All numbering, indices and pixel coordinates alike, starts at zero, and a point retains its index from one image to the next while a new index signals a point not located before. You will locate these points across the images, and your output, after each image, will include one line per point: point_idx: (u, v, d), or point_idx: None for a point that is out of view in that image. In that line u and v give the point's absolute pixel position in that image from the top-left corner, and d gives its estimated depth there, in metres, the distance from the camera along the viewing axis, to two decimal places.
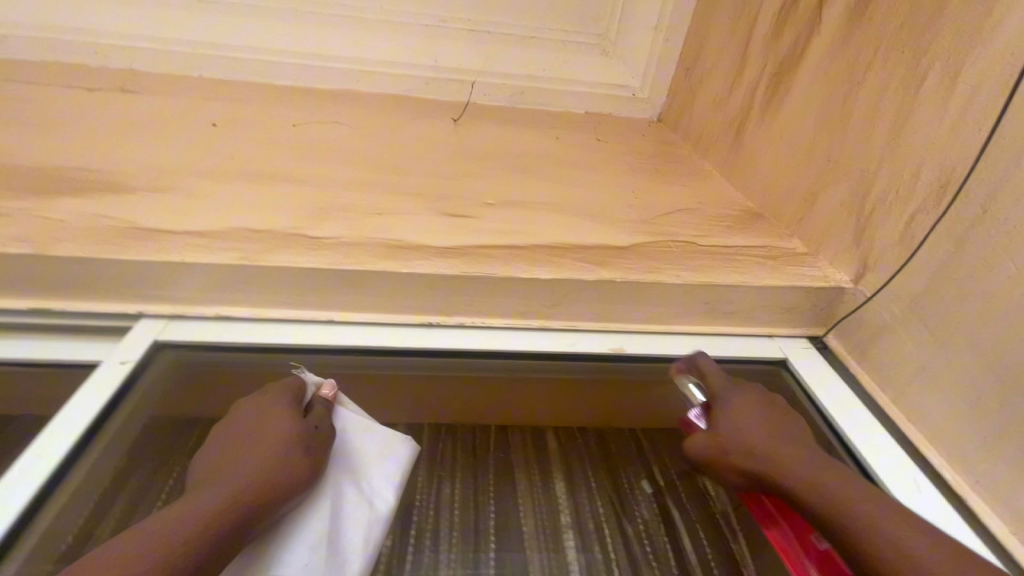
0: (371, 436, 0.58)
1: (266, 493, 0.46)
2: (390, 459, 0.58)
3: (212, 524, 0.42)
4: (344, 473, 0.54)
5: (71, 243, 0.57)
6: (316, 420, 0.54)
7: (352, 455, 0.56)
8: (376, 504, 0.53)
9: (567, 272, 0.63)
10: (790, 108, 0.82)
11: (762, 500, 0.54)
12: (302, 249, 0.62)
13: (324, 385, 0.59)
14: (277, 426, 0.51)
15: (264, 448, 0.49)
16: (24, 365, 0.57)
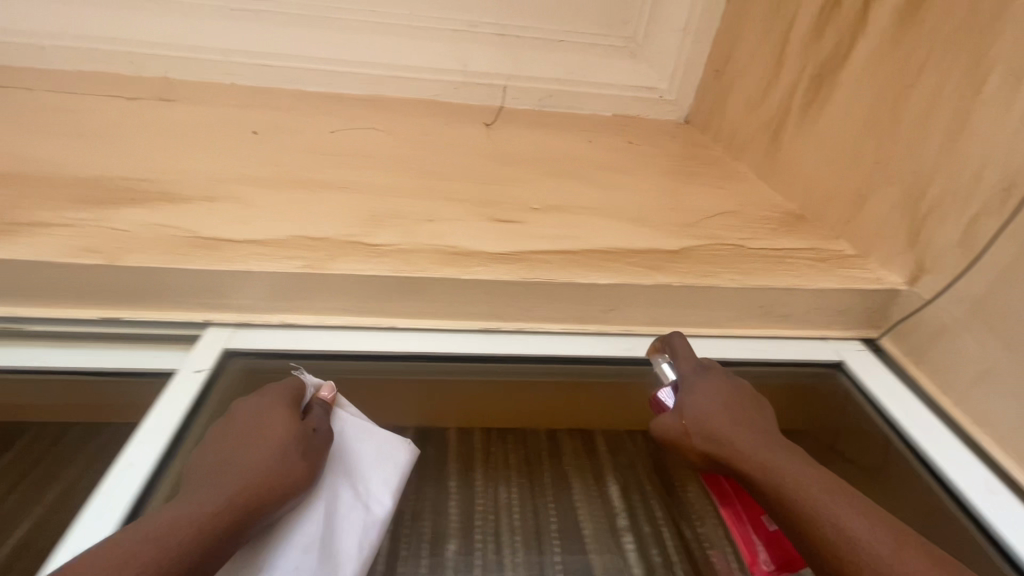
0: (371, 440, 0.56)
1: (259, 495, 0.45)
2: (390, 462, 0.56)
3: (204, 525, 0.41)
4: (340, 478, 0.52)
5: (140, 254, 0.58)
6: (315, 422, 0.53)
7: (349, 459, 0.54)
8: (372, 509, 0.52)
9: (625, 277, 0.64)
10: (834, 110, 0.82)
11: (721, 482, 0.60)
12: (363, 256, 0.62)
13: (323, 386, 0.58)
14: (274, 425, 0.50)
15: (259, 449, 0.48)
16: (100, 374, 0.59)
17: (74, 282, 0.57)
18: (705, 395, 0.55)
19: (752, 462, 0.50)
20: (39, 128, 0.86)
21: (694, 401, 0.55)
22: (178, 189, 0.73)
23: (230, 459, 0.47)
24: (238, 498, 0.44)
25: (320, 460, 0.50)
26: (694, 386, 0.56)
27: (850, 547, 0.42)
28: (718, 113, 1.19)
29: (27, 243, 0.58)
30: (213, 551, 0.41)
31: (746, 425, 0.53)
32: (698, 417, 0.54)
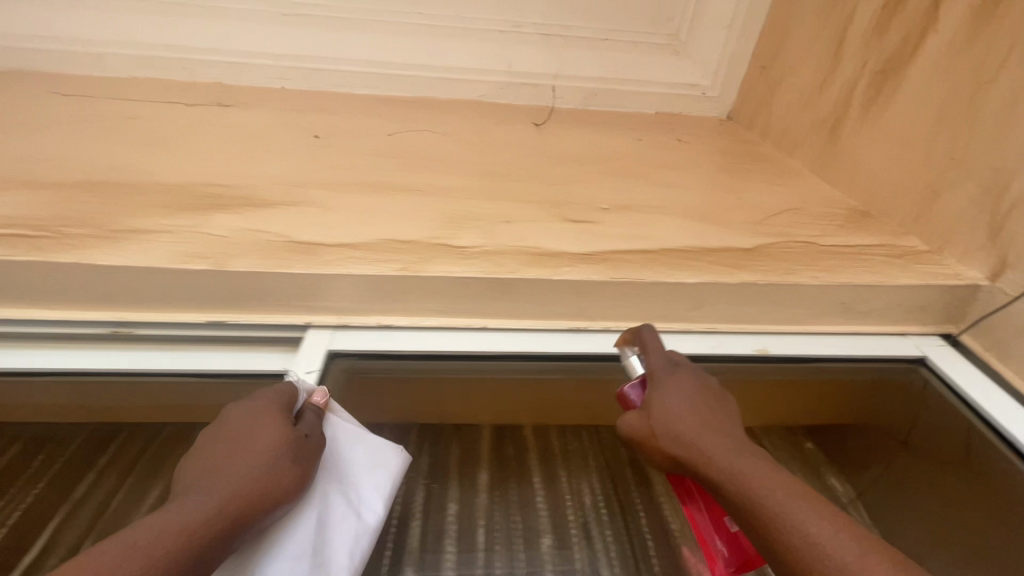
0: (364, 446, 0.56)
1: (250, 503, 0.44)
2: (381, 469, 0.55)
3: (192, 534, 0.39)
4: (332, 485, 0.52)
5: (243, 259, 0.60)
6: (307, 429, 0.52)
7: (340, 465, 0.54)
8: (364, 517, 0.51)
9: (710, 275, 0.65)
10: (900, 107, 0.82)
11: (683, 481, 0.55)
12: (451, 258, 0.64)
13: (316, 390, 0.57)
14: (266, 431, 0.48)
15: (250, 454, 0.46)
16: (212, 375, 0.61)
17: (182, 287, 0.59)
18: (674, 392, 0.54)
19: (719, 465, 0.47)
20: (111, 135, 0.88)
21: (666, 399, 0.53)
22: (259, 194, 0.74)
23: (218, 466, 0.45)
24: (229, 505, 0.42)
25: (310, 467, 0.50)
26: (664, 384, 0.55)
27: (812, 553, 0.39)
28: (765, 109, 1.19)
29: (134, 249, 0.59)
30: (203, 559, 0.39)
31: (712, 426, 0.51)
32: (666, 416, 0.52)
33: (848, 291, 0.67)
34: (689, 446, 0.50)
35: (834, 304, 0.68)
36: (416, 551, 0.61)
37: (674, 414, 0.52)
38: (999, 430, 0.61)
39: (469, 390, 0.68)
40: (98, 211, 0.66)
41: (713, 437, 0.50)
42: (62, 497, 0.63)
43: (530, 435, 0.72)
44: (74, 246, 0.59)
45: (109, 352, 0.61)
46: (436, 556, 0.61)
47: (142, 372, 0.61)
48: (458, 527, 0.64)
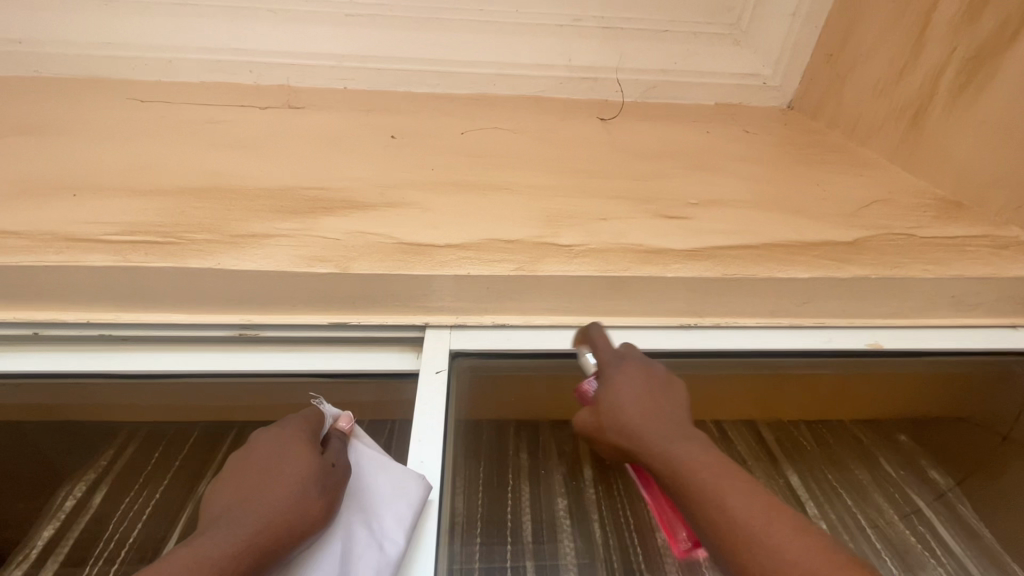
0: (386, 473, 0.53)
1: (278, 535, 0.43)
2: (402, 499, 0.51)
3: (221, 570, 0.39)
4: (355, 516, 0.49)
5: (364, 261, 0.62)
6: (334, 457, 0.51)
7: (363, 493, 0.51)
8: (386, 549, 0.48)
9: (820, 270, 0.65)
10: (994, 96, 0.81)
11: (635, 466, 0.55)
12: (561, 257, 0.64)
13: (340, 416, 0.56)
14: (294, 462, 0.48)
15: (276, 487, 0.46)
16: (341, 374, 0.64)
17: (310, 289, 0.62)
18: (625, 386, 0.54)
19: (653, 457, 0.48)
20: (199, 140, 0.90)
21: (612, 395, 0.53)
22: (358, 196, 0.76)
23: (245, 498, 0.45)
24: (252, 538, 0.42)
25: (338, 498, 0.48)
26: (614, 377, 0.55)
27: (730, 527, 0.40)
28: (833, 98, 1.16)
29: (261, 254, 0.62)
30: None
31: (655, 417, 0.51)
32: (611, 410, 0.53)
33: (958, 285, 0.68)
34: (628, 438, 0.50)
35: (943, 297, 0.69)
36: (531, 543, 0.60)
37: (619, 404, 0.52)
38: None
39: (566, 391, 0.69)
40: (214, 216, 0.68)
41: (651, 421, 0.50)
42: (183, 499, 0.62)
43: None
44: (205, 251, 0.62)
45: (238, 352, 0.65)
46: (553, 548, 0.60)
47: (278, 374, 0.65)
48: (570, 522, 0.63)
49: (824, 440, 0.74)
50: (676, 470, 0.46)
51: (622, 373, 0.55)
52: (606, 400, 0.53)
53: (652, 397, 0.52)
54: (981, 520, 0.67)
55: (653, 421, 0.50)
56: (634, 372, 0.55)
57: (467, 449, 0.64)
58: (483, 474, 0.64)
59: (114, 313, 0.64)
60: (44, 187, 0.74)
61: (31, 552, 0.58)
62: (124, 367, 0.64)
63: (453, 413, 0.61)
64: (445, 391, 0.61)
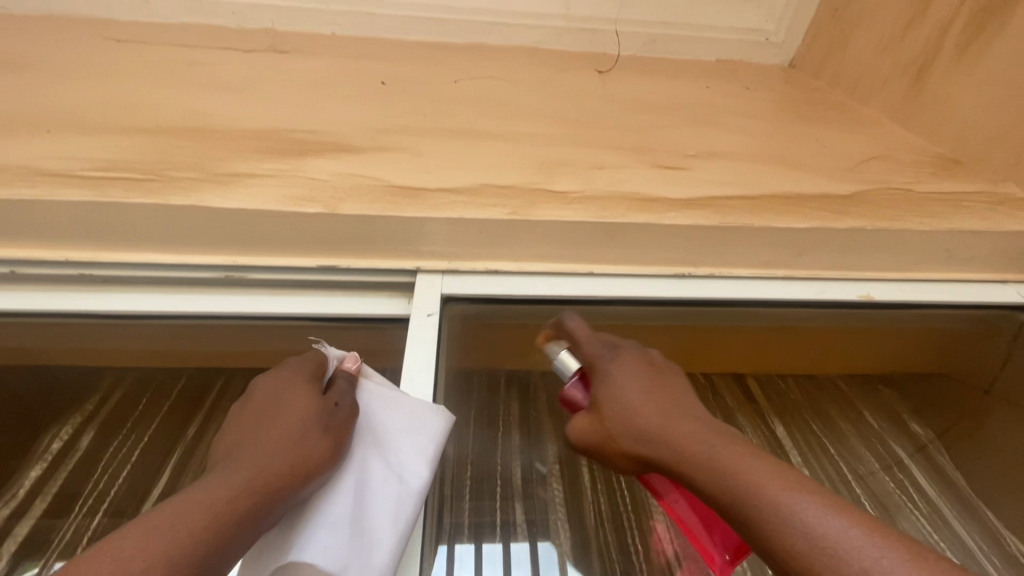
0: (401, 408, 0.52)
1: (286, 477, 0.41)
2: (422, 432, 0.51)
3: (224, 510, 0.36)
4: (369, 449, 0.49)
5: (353, 202, 0.60)
6: (337, 397, 0.50)
7: (377, 429, 0.51)
8: (407, 480, 0.48)
9: (818, 221, 0.64)
10: (1001, 48, 0.78)
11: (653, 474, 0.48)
12: (556, 202, 0.63)
13: (347, 358, 0.55)
14: (295, 404, 0.47)
15: (279, 429, 0.45)
16: (333, 320, 0.64)
17: (297, 231, 0.60)
18: (626, 381, 0.48)
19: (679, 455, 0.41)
20: (180, 81, 0.86)
21: (614, 393, 0.47)
22: (347, 139, 0.73)
23: (247, 442, 0.44)
24: (260, 477, 0.40)
25: (343, 437, 0.47)
26: (613, 373, 0.49)
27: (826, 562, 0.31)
28: (837, 55, 1.13)
29: (244, 193, 0.59)
30: (240, 535, 0.36)
31: (670, 410, 0.44)
32: (616, 405, 0.46)
33: (953, 238, 0.67)
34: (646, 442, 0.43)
35: (937, 251, 0.68)
36: (521, 491, 0.61)
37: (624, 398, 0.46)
38: None
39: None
40: (196, 155, 0.65)
41: (666, 414, 0.44)
42: (172, 441, 0.63)
43: None
44: (186, 189, 0.59)
45: (226, 295, 0.64)
46: (545, 492, 0.61)
47: (268, 318, 0.64)
48: (563, 472, 0.63)
49: (810, 393, 0.75)
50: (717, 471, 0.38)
51: (615, 366, 0.50)
52: (609, 397, 0.47)
53: (656, 383, 0.47)
54: (955, 468, 0.69)
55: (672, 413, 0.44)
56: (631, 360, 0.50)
57: (457, 392, 0.63)
58: (472, 420, 0.63)
59: (92, 253, 0.62)
60: (15, 122, 0.70)
61: (18, 491, 0.58)
62: (110, 307, 0.63)
63: (443, 354, 0.60)
64: (436, 334, 0.60)
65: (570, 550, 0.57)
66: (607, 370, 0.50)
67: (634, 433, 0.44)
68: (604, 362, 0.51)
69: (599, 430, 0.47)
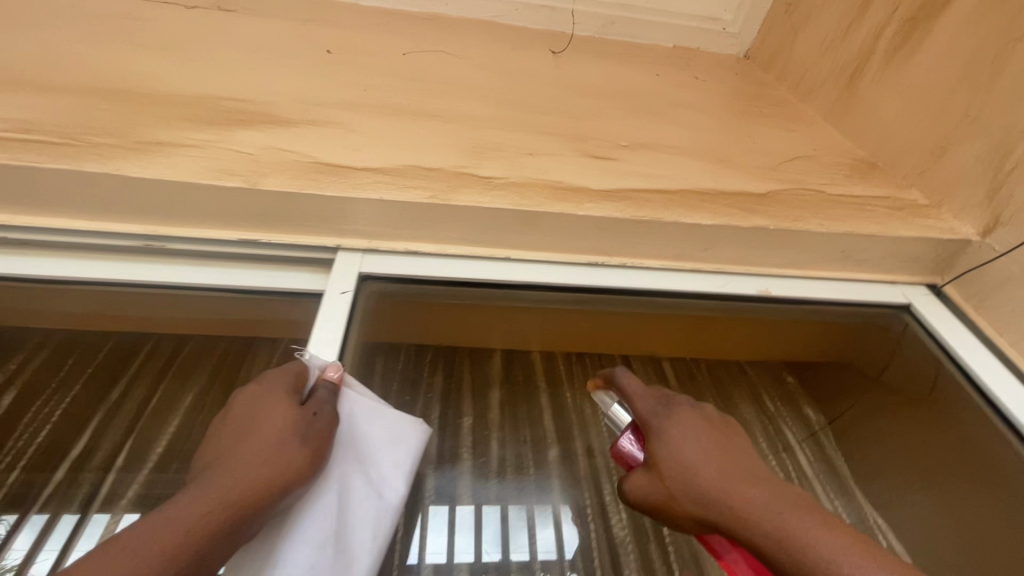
0: (385, 421, 0.56)
1: (260, 494, 0.44)
2: (404, 445, 0.56)
3: (190, 532, 0.40)
4: (351, 464, 0.53)
5: (273, 177, 0.60)
6: (316, 407, 0.51)
7: (359, 444, 0.54)
8: (386, 496, 0.53)
9: (724, 219, 0.68)
10: (923, 57, 0.82)
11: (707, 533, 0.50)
12: (477, 187, 0.65)
13: (330, 366, 0.55)
14: (272, 416, 0.48)
15: (257, 442, 0.47)
16: (254, 292, 0.66)
17: (214, 203, 0.60)
18: (687, 442, 0.51)
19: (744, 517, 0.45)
20: (110, 36, 0.83)
21: (674, 452, 0.50)
22: (279, 112, 0.73)
23: (227, 454, 0.46)
24: (235, 493, 0.43)
25: (321, 445, 0.49)
26: (671, 430, 0.52)
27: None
28: (786, 51, 1.15)
29: (162, 162, 0.59)
30: (212, 552, 0.41)
31: (728, 471, 0.49)
32: (678, 470, 0.49)
33: (850, 240, 0.71)
34: (712, 509, 0.47)
35: (836, 251, 0.72)
36: (434, 458, 0.65)
37: (686, 467, 0.49)
38: (959, 362, 0.68)
39: (475, 318, 0.71)
40: (119, 120, 0.65)
41: (727, 479, 0.48)
42: (93, 401, 0.66)
43: (538, 363, 0.76)
44: (101, 155, 0.59)
45: (146, 263, 0.65)
46: (452, 455, 0.66)
47: (187, 287, 0.65)
48: (473, 438, 0.69)
49: (716, 378, 0.83)
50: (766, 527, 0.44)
51: (671, 424, 0.53)
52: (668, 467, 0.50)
53: (715, 444, 0.51)
54: (837, 452, 0.80)
55: (731, 481, 0.48)
56: (688, 419, 0.53)
57: (369, 367, 0.64)
58: (392, 393, 0.66)
59: (8, 215, 0.61)
60: None
61: None
62: (26, 271, 0.63)
63: (355, 332, 0.61)
64: (349, 311, 0.61)
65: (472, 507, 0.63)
66: (666, 431, 0.52)
67: (695, 498, 0.48)
68: (658, 423, 0.53)
69: (661, 492, 0.50)
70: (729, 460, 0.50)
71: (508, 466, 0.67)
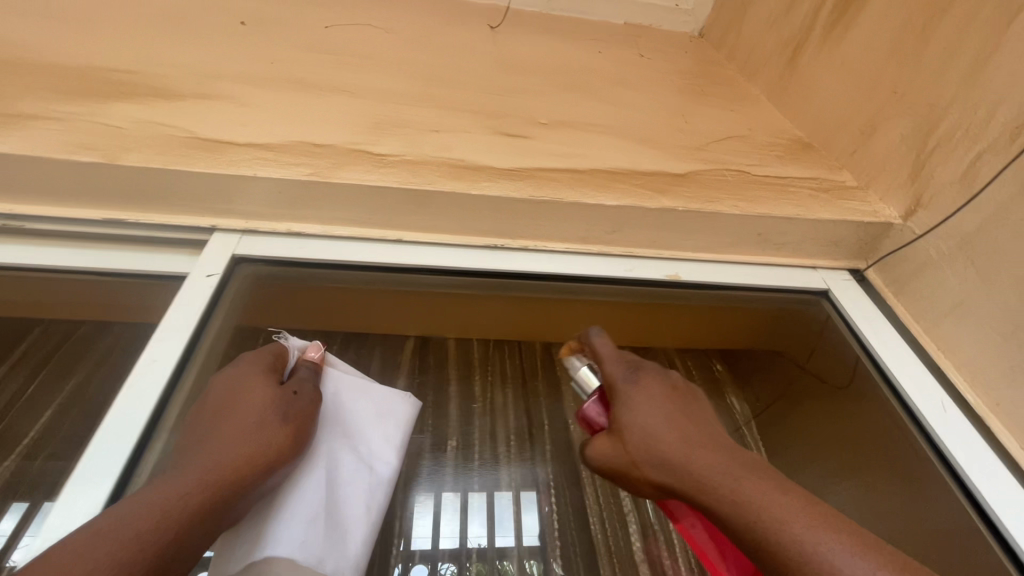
0: (370, 399, 0.59)
1: (242, 473, 0.44)
2: (391, 418, 0.59)
3: (170, 510, 0.39)
4: (338, 439, 0.55)
5: (137, 153, 0.57)
6: (296, 386, 0.53)
7: (346, 421, 0.57)
8: (377, 469, 0.55)
9: (630, 199, 0.64)
10: (859, 30, 0.78)
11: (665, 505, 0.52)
12: (366, 164, 0.61)
13: (310, 347, 0.59)
14: (252, 394, 0.49)
15: (236, 421, 0.47)
16: (122, 275, 0.62)
17: (75, 179, 0.57)
18: (649, 410, 0.49)
19: (702, 483, 0.44)
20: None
21: (637, 419, 0.49)
22: (166, 84, 0.69)
23: (205, 435, 0.46)
24: (218, 471, 0.43)
25: (303, 423, 0.50)
26: (636, 398, 0.50)
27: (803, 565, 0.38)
28: (737, 27, 1.11)
29: (15, 136, 0.55)
30: (195, 531, 0.40)
31: (694, 438, 0.48)
32: (643, 437, 0.48)
33: (766, 222, 0.68)
34: (676, 476, 0.46)
35: (752, 234, 0.69)
36: None
37: (648, 431, 0.48)
38: (863, 343, 0.66)
39: (373, 302, 0.69)
40: None
41: (693, 446, 0.47)
42: None
43: (452, 347, 0.74)
44: None
45: (13, 245, 0.61)
46: None
47: (58, 271, 0.61)
48: None
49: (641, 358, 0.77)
50: (714, 491, 0.43)
51: (638, 390, 0.51)
52: (632, 429, 0.48)
53: (678, 410, 0.50)
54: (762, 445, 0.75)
55: (695, 444, 0.47)
56: (653, 385, 0.52)
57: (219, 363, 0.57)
58: None
59: None
60: None
61: None
62: None
63: (218, 319, 0.58)
64: (214, 296, 0.57)
65: (422, 494, 0.61)
66: (634, 397, 0.50)
67: (660, 463, 0.46)
68: (627, 388, 0.51)
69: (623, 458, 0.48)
70: (696, 426, 0.49)
71: (458, 454, 0.66)
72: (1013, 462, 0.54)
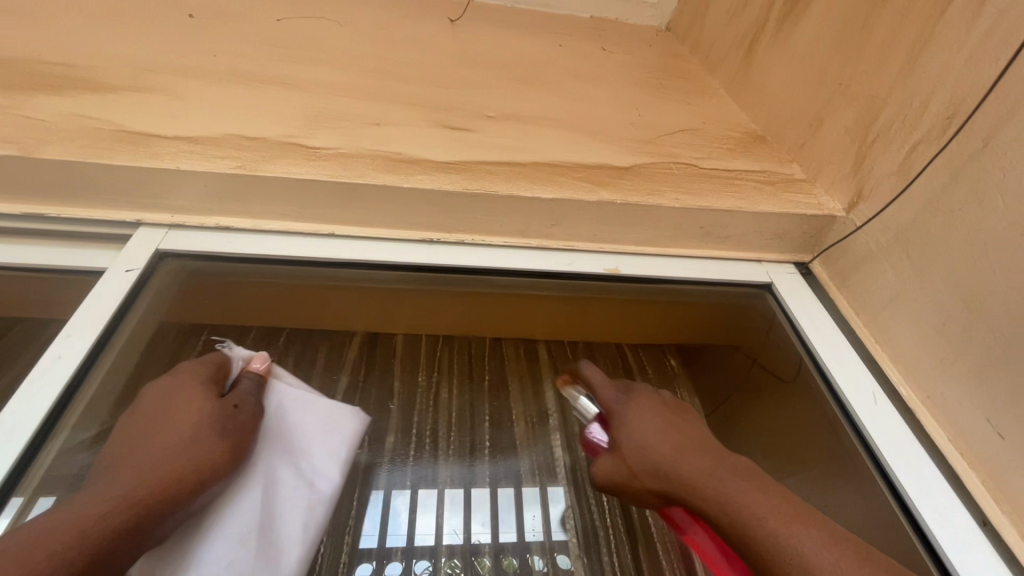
0: (316, 411, 0.57)
1: (169, 491, 0.43)
2: (335, 434, 0.57)
3: (87, 528, 0.38)
4: (279, 456, 0.52)
5: (58, 146, 0.56)
6: (237, 399, 0.51)
7: (288, 436, 0.54)
8: (318, 485, 0.52)
9: (568, 192, 0.64)
10: (809, 22, 0.77)
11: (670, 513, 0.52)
12: (297, 157, 0.60)
13: (255, 358, 0.57)
14: (188, 409, 0.48)
15: (168, 437, 0.46)
16: (38, 269, 0.60)
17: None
18: (642, 426, 0.53)
19: (693, 491, 0.47)
20: None
21: (631, 434, 0.53)
22: (99, 77, 0.68)
23: (137, 451, 0.45)
24: (145, 488, 0.42)
25: (243, 437, 0.49)
26: (631, 416, 0.54)
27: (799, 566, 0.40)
28: (700, 21, 1.10)
29: None
30: (117, 548, 0.39)
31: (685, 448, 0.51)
32: (639, 451, 0.51)
33: (707, 215, 0.67)
34: (668, 482, 0.48)
35: (694, 226, 0.68)
36: None
37: (643, 443, 0.51)
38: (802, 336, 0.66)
39: (312, 295, 0.67)
40: None
41: (684, 455, 0.50)
42: None
43: (399, 342, 0.74)
44: None
45: None
46: None
47: None
48: None
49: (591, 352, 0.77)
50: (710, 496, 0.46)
51: (632, 410, 0.55)
52: (628, 446, 0.52)
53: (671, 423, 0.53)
54: None
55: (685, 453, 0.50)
56: (645, 404, 0.56)
57: (134, 359, 0.57)
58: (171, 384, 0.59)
59: None
60: None
61: None
62: None
63: (137, 314, 0.57)
64: (132, 292, 0.57)
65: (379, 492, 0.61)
66: (627, 417, 0.54)
67: (655, 473, 0.49)
68: (623, 408, 0.55)
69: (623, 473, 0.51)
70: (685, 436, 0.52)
71: (401, 449, 0.66)
72: (942, 456, 0.54)
